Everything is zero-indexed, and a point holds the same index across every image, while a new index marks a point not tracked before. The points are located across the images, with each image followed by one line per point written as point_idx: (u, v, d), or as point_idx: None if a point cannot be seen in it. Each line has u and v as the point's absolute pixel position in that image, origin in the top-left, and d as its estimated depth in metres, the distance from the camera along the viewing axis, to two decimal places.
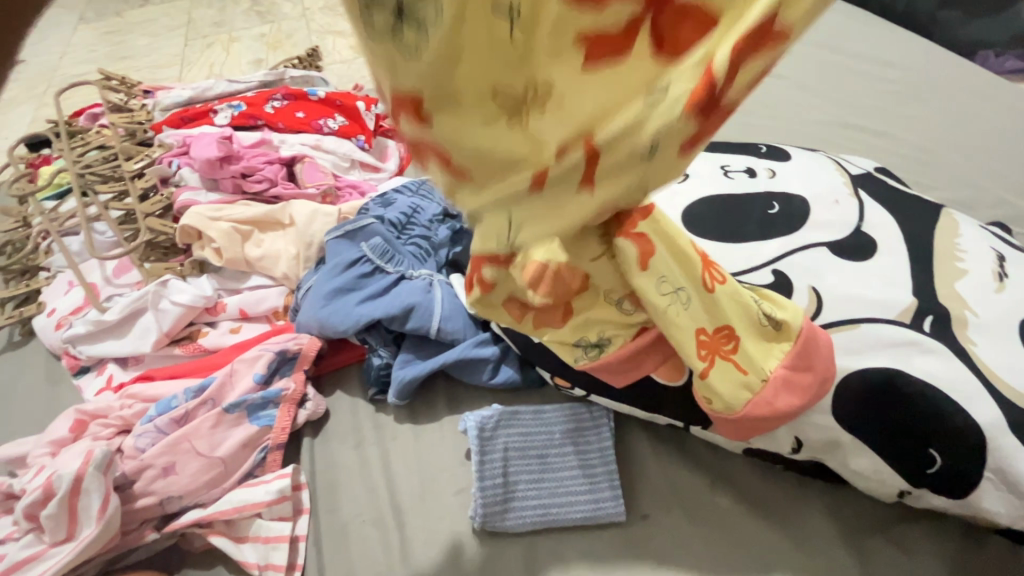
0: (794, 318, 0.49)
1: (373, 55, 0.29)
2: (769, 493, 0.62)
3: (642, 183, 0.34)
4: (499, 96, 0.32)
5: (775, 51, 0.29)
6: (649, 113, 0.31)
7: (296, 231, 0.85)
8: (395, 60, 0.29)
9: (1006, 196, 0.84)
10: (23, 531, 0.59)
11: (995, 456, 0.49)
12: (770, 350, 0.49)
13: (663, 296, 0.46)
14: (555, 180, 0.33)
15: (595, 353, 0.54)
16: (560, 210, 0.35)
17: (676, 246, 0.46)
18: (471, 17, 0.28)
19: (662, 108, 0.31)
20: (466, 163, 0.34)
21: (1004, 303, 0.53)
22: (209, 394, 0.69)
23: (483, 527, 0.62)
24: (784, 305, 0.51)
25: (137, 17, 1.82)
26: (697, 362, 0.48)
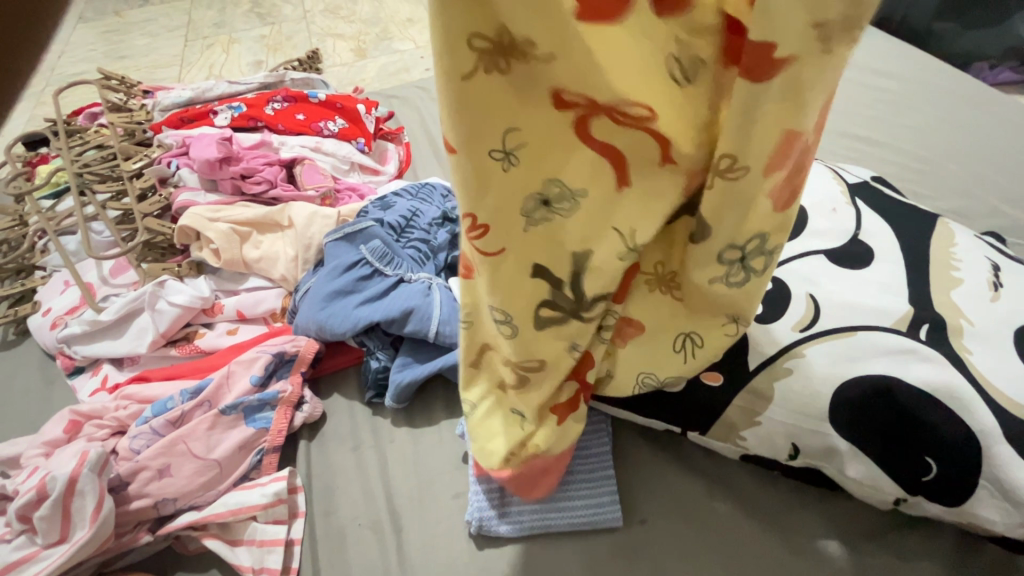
0: (680, 358, 0.51)
1: (465, 181, 0.38)
2: (766, 500, 0.62)
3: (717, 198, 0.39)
4: (531, 176, 0.38)
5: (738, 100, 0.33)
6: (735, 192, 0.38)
7: (295, 233, 0.85)
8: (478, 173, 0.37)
9: (1002, 207, 0.84)
10: (15, 533, 0.58)
11: (990, 464, 0.49)
12: (655, 353, 0.52)
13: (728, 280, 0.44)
14: (647, 177, 0.38)
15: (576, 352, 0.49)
16: (656, 188, 0.39)
17: (701, 263, 0.44)
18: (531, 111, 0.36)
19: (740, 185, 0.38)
20: (525, 183, 0.38)
21: (999, 313, 0.54)
22: (206, 396, 0.68)
23: (479, 532, 0.62)
24: (698, 360, 0.50)
25: (135, 18, 1.82)
26: (676, 336, 0.51)
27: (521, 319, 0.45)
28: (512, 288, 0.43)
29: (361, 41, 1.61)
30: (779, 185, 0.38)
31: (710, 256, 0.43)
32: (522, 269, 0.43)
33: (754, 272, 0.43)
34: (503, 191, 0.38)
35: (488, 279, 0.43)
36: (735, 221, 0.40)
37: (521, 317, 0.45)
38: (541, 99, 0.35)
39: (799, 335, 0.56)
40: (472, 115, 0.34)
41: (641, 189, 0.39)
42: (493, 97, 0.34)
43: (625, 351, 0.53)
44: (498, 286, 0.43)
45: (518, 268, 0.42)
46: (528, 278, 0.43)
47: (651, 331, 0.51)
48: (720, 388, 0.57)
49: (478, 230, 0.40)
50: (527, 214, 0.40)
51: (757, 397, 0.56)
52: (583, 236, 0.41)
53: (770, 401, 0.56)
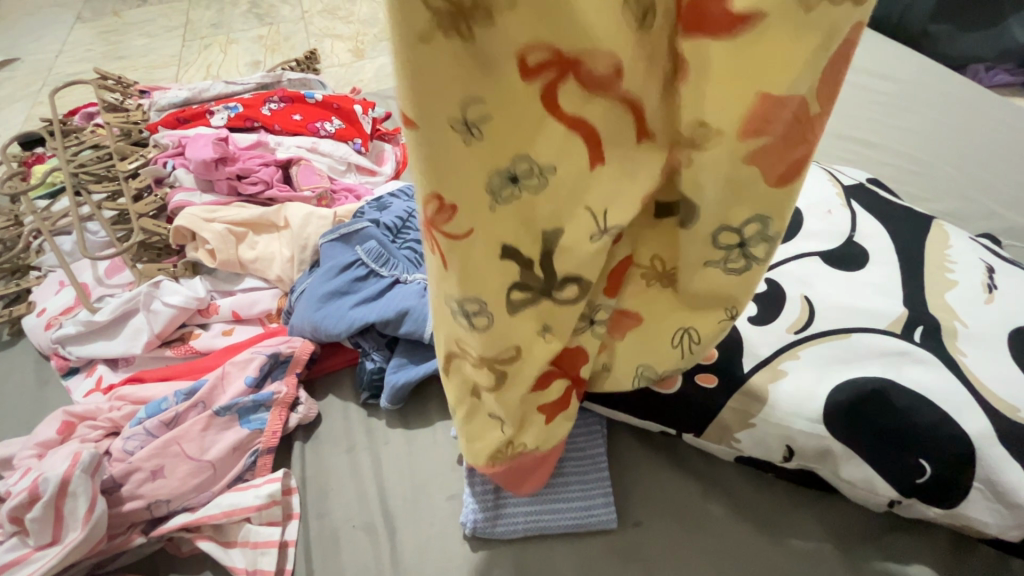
0: (675, 349, 0.49)
1: (427, 155, 0.35)
2: (761, 501, 0.62)
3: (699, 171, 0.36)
4: (499, 151, 0.35)
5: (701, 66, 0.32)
6: (717, 165, 0.35)
7: (291, 234, 0.85)
8: (440, 147, 0.34)
9: (997, 209, 0.85)
10: (7, 534, 0.58)
11: (983, 467, 0.49)
12: (647, 347, 0.51)
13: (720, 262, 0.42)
14: (622, 150, 0.37)
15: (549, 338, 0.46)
16: (633, 162, 0.37)
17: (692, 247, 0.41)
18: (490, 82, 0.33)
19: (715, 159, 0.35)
20: (490, 159, 0.35)
21: (993, 315, 0.54)
22: (200, 397, 0.68)
23: (473, 534, 0.62)
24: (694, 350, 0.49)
25: (133, 18, 1.81)
26: (672, 326, 0.49)
27: (494, 305, 0.42)
28: (479, 274, 0.40)
29: (359, 41, 1.61)
30: (767, 154, 0.35)
31: (700, 236, 0.40)
32: (488, 255, 0.39)
33: (756, 260, 0.41)
34: (463, 167, 0.35)
35: (457, 265, 0.40)
36: (724, 196, 0.37)
37: (492, 305, 0.42)
38: (505, 64, 0.32)
39: (793, 337, 0.57)
40: (427, 86, 0.32)
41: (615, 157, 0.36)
42: (445, 64, 0.31)
43: (624, 338, 0.52)
44: (464, 271, 0.40)
45: (485, 253, 0.39)
46: (495, 262, 0.40)
47: (645, 320, 0.50)
48: (715, 389, 0.57)
49: (442, 212, 0.37)
50: (492, 192, 0.37)
51: (751, 399, 0.56)
52: (554, 214, 0.38)
53: (765, 403, 0.55)
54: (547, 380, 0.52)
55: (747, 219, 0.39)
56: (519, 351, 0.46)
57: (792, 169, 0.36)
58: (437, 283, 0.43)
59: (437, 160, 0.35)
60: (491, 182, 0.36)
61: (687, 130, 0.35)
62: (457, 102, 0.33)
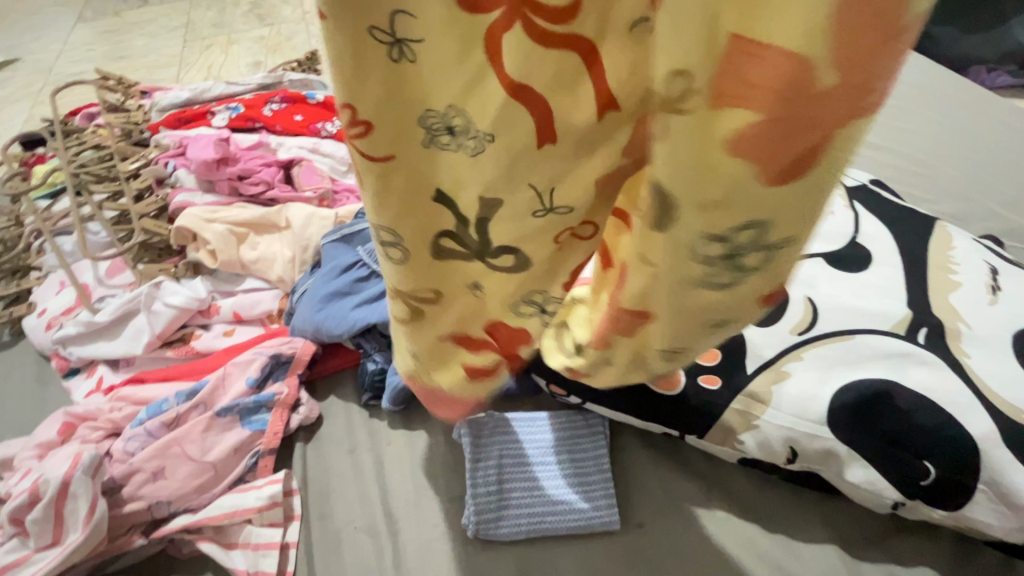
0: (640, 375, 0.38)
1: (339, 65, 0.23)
2: (764, 503, 0.62)
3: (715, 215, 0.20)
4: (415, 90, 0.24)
5: None
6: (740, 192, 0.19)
7: (293, 234, 0.85)
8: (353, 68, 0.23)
9: (1000, 210, 0.84)
10: (7, 536, 0.58)
11: (988, 469, 0.49)
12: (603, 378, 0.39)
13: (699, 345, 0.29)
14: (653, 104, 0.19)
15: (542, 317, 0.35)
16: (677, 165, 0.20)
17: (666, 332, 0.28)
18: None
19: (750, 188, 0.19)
20: (403, 94, 0.24)
21: (998, 317, 0.54)
22: (201, 398, 0.68)
23: (475, 535, 0.61)
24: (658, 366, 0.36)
25: (135, 18, 1.82)
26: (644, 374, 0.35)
27: (415, 241, 0.31)
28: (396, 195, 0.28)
29: None
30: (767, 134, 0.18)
31: (674, 247, 0.22)
32: (417, 181, 0.28)
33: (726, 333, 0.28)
34: (370, 61, 0.23)
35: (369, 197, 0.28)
36: (696, 194, 0.20)
37: (411, 270, 0.32)
38: None
39: (797, 338, 0.56)
40: None
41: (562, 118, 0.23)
42: None
43: (601, 360, 0.35)
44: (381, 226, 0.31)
45: (410, 189, 0.28)
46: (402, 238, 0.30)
47: (635, 339, 0.31)
48: (719, 391, 0.57)
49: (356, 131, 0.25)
50: (423, 128, 0.26)
51: (755, 401, 0.56)
52: (487, 180, 0.26)
53: (768, 404, 0.55)
54: (489, 333, 0.37)
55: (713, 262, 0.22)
56: (435, 334, 0.37)
57: (805, 159, 0.18)
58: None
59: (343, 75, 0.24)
60: (397, 146, 0.26)
61: (657, 86, 0.19)
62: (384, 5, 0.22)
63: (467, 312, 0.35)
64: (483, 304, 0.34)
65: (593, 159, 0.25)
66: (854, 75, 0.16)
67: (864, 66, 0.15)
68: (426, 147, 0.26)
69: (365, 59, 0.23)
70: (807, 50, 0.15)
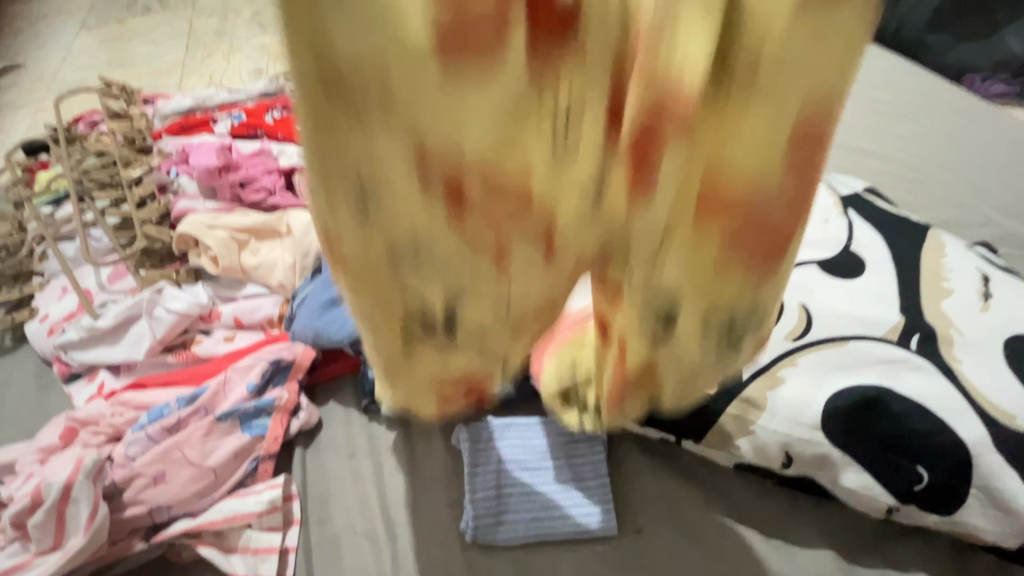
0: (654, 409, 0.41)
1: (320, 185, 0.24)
2: (761, 508, 0.63)
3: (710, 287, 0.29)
4: (380, 225, 0.25)
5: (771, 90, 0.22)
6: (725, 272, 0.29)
7: (293, 240, 0.86)
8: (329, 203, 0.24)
9: (994, 217, 0.85)
10: (8, 540, 0.58)
11: (980, 473, 0.50)
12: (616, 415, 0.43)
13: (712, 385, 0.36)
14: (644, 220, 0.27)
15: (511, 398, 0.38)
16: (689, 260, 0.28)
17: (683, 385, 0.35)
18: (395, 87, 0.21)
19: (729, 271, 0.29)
20: (372, 222, 0.24)
21: (989, 323, 0.55)
22: (202, 403, 0.69)
23: (474, 540, 0.62)
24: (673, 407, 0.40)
25: (137, 25, 1.84)
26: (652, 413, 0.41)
27: (384, 352, 0.31)
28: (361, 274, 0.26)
29: None
30: (744, 234, 0.27)
31: (688, 320, 0.30)
32: (388, 299, 0.28)
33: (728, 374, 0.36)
34: (348, 180, 0.23)
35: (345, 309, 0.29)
36: (699, 281, 0.29)
37: (384, 369, 0.32)
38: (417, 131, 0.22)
39: (792, 344, 0.56)
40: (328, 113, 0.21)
41: (520, 258, 0.28)
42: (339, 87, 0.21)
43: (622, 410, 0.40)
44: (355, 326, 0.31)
45: (383, 305, 0.28)
46: (375, 342, 0.30)
47: (652, 394, 0.37)
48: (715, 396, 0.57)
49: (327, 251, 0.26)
50: (388, 250, 0.25)
51: (751, 406, 0.56)
52: (459, 295, 0.28)
53: (763, 410, 0.56)
54: (456, 380, 0.33)
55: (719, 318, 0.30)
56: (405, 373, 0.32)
57: (780, 244, 0.28)
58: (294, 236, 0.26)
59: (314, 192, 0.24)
60: (366, 266, 0.26)
61: (641, 220, 0.27)
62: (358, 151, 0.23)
63: (429, 375, 0.32)
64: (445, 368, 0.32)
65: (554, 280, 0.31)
66: (796, 192, 0.26)
67: (803, 178, 0.26)
68: (392, 270, 0.26)
69: (338, 197, 0.24)
70: (769, 175, 0.25)
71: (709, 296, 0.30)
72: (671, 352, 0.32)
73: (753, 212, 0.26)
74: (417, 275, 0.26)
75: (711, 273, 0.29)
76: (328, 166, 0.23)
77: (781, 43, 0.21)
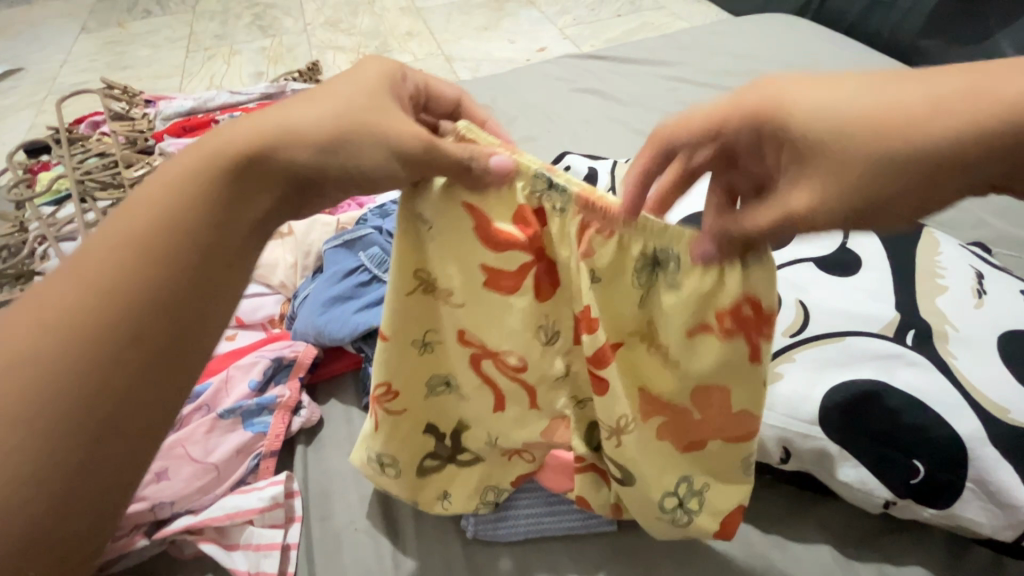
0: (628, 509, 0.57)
1: (397, 359, 0.51)
2: (759, 504, 0.63)
3: (650, 466, 0.50)
4: (427, 376, 0.54)
5: (691, 352, 0.45)
6: (657, 449, 0.51)
7: (295, 240, 0.87)
8: (401, 366, 0.52)
9: (987, 217, 0.87)
10: None
11: (975, 466, 0.50)
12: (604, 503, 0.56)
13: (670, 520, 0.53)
14: (607, 400, 0.48)
15: (495, 494, 0.60)
16: (639, 448, 0.49)
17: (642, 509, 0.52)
18: (439, 330, 0.51)
19: (651, 442, 0.50)
20: (422, 373, 0.53)
21: (983, 318, 0.55)
22: (204, 400, 0.69)
23: (475, 536, 0.62)
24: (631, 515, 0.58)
25: (138, 29, 1.86)
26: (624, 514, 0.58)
27: (405, 447, 0.56)
28: (405, 440, 0.56)
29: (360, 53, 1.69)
30: (671, 428, 0.50)
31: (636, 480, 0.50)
32: (419, 417, 0.55)
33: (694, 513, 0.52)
34: (413, 342, 0.51)
35: (391, 424, 0.54)
36: (649, 459, 0.50)
37: (405, 456, 0.56)
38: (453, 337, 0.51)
39: (788, 340, 0.58)
40: (408, 314, 0.49)
41: (513, 406, 0.53)
42: (417, 308, 0.50)
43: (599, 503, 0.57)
44: (392, 423, 0.54)
45: (413, 423, 0.55)
46: (406, 432, 0.55)
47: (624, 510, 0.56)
48: None
49: (386, 393, 0.52)
50: (428, 384, 0.54)
51: None
52: (467, 412, 0.55)
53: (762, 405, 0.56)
54: (460, 479, 0.59)
55: (674, 481, 0.51)
56: (420, 476, 0.58)
57: (697, 443, 0.50)
58: (366, 436, 0.57)
59: (389, 356, 0.51)
60: (412, 395, 0.54)
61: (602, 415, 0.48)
62: (421, 332, 0.51)
63: (421, 452, 0.57)
64: (454, 478, 0.59)
65: (517, 409, 0.54)
66: (711, 418, 0.48)
67: (718, 426, 0.48)
68: (427, 396, 0.55)
69: (408, 359, 0.52)
70: (683, 407, 0.48)
71: (657, 460, 0.51)
72: (642, 487, 0.51)
73: (681, 419, 0.49)
74: (443, 396, 0.55)
75: (651, 446, 0.50)
76: (404, 350, 0.51)
77: (691, 332, 0.44)
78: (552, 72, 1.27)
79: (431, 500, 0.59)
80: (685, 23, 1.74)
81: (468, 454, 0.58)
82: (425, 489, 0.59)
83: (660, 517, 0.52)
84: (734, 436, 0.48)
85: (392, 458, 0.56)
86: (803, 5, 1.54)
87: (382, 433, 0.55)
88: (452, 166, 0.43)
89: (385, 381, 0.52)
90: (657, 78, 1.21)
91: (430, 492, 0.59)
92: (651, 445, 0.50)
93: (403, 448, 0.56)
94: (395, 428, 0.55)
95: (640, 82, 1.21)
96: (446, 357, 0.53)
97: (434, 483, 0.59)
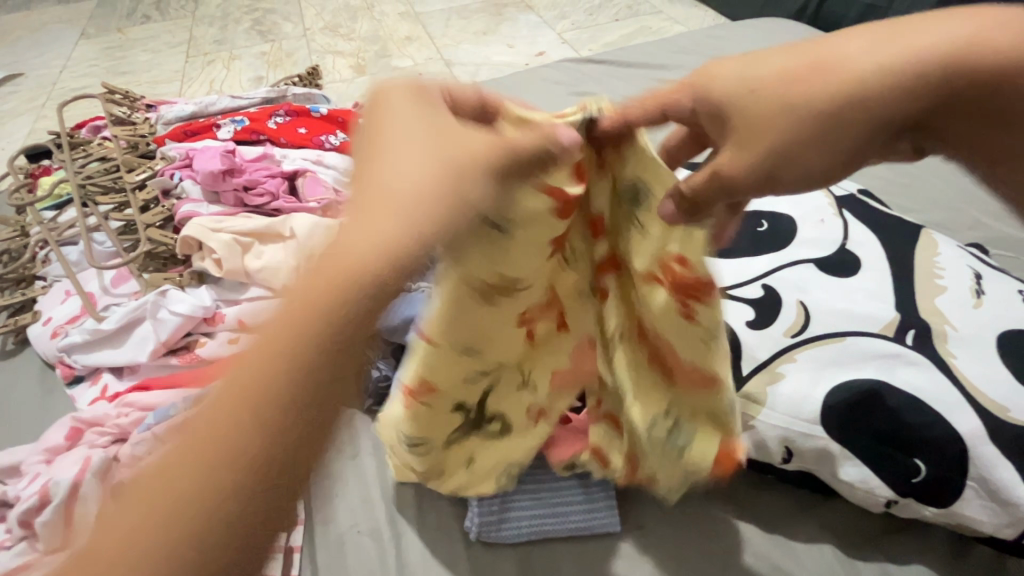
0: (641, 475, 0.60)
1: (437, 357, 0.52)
2: (760, 505, 0.63)
3: (640, 391, 0.56)
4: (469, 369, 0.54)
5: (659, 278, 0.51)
6: (643, 377, 0.56)
7: (297, 244, 0.87)
8: (443, 360, 0.52)
9: (983, 218, 0.87)
10: (16, 539, 0.59)
11: (975, 464, 0.51)
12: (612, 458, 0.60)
13: (667, 454, 0.56)
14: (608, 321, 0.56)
15: (506, 479, 0.60)
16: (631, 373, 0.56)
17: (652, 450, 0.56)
18: (485, 327, 0.53)
19: (640, 369, 0.57)
20: (462, 368, 0.54)
21: (982, 318, 0.56)
22: None
23: (478, 537, 0.62)
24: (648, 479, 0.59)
25: (138, 34, 1.87)
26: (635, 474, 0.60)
27: (440, 429, 0.57)
28: (438, 424, 0.57)
29: (360, 58, 1.70)
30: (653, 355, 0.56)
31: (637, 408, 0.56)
32: (452, 406, 0.56)
33: (689, 446, 0.55)
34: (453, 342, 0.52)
35: (426, 414, 0.55)
36: (637, 382, 0.56)
37: (436, 439, 0.57)
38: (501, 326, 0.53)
39: (789, 341, 0.58)
40: (451, 316, 0.50)
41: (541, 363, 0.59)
42: (463, 310, 0.51)
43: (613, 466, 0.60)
44: (426, 415, 0.55)
45: (447, 411, 0.56)
46: (440, 420, 0.56)
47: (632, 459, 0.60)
48: None
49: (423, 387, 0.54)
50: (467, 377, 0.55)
51: (751, 401, 0.57)
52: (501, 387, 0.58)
53: (763, 405, 0.56)
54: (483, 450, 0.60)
55: (666, 409, 0.56)
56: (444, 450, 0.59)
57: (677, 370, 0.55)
58: (394, 419, 0.58)
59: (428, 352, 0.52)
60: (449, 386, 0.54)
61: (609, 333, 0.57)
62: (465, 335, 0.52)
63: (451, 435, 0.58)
64: (480, 450, 0.60)
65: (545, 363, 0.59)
66: (682, 348, 0.53)
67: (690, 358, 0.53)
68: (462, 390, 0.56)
69: (448, 356, 0.52)
70: (664, 336, 0.53)
71: (645, 388, 0.56)
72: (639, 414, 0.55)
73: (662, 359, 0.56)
74: (476, 386, 0.56)
75: (637, 373, 0.56)
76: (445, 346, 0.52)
77: (660, 258, 0.50)
78: (551, 76, 1.28)
79: (451, 475, 0.61)
80: (682, 28, 1.76)
81: (497, 424, 0.60)
82: (449, 459, 0.60)
83: (662, 447, 0.56)
84: (699, 384, 0.54)
85: (420, 442, 0.57)
86: (800, 9, 1.55)
87: (413, 422, 0.56)
88: (529, 163, 0.46)
89: (421, 378, 0.53)
90: (656, 81, 1.22)
91: (454, 463, 0.60)
92: (639, 373, 0.56)
93: (439, 432, 0.57)
94: (428, 419, 0.56)
95: (639, 85, 1.22)
96: (487, 350, 0.54)
97: (460, 457, 0.60)
